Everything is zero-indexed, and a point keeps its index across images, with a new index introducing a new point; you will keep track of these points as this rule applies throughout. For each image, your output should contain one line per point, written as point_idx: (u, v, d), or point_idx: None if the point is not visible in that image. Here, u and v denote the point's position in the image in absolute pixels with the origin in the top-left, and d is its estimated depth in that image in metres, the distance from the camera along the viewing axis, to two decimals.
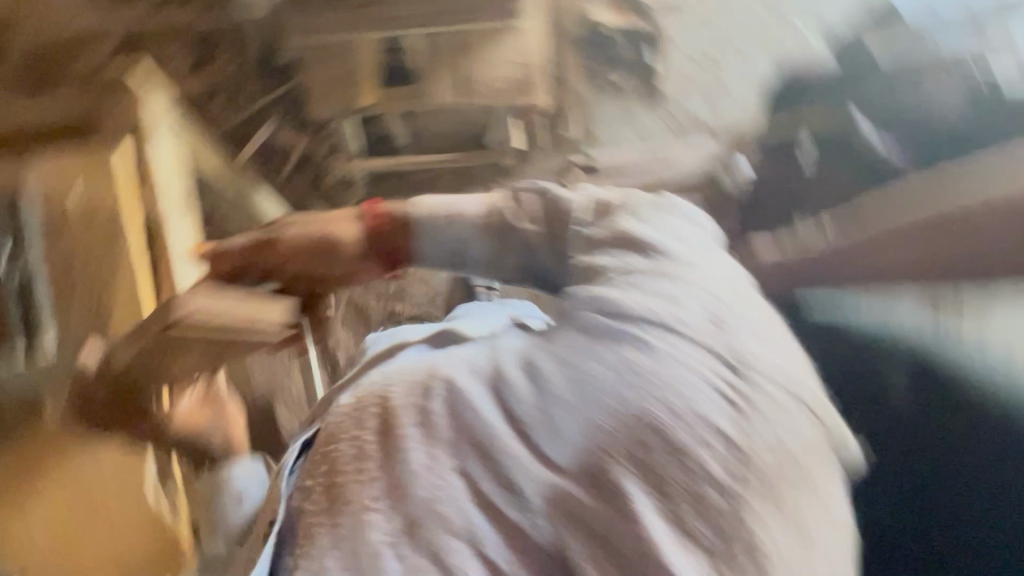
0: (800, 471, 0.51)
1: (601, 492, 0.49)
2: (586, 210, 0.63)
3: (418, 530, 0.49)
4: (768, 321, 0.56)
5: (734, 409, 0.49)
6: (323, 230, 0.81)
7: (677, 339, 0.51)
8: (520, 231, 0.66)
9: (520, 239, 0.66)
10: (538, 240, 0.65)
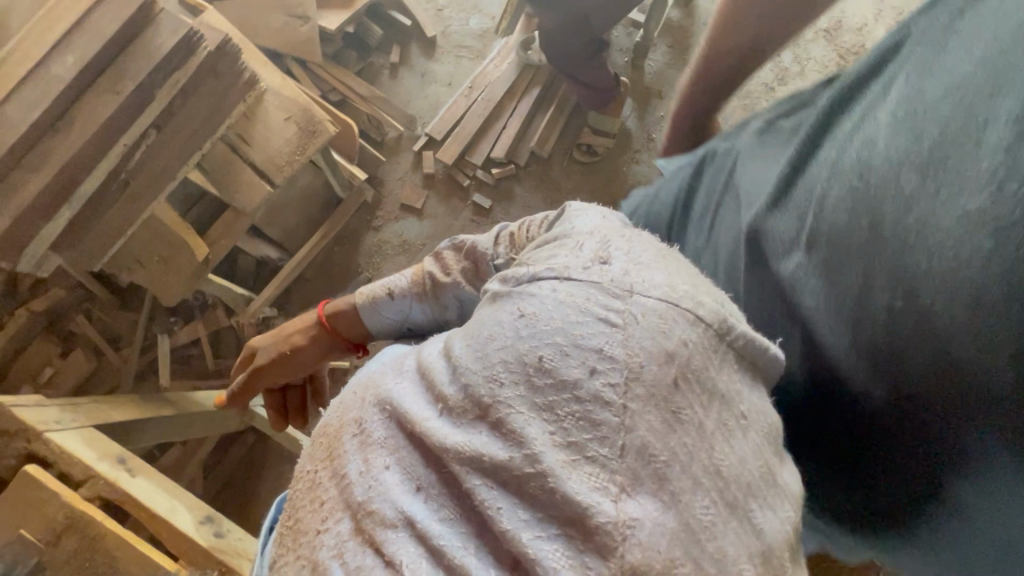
0: (709, 361, 0.41)
1: (532, 420, 0.39)
2: (499, 245, 0.63)
3: (365, 531, 0.40)
4: (652, 248, 0.48)
5: (619, 331, 0.41)
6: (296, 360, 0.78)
7: (571, 257, 0.47)
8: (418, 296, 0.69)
9: (453, 293, 0.66)
10: (470, 288, 0.65)
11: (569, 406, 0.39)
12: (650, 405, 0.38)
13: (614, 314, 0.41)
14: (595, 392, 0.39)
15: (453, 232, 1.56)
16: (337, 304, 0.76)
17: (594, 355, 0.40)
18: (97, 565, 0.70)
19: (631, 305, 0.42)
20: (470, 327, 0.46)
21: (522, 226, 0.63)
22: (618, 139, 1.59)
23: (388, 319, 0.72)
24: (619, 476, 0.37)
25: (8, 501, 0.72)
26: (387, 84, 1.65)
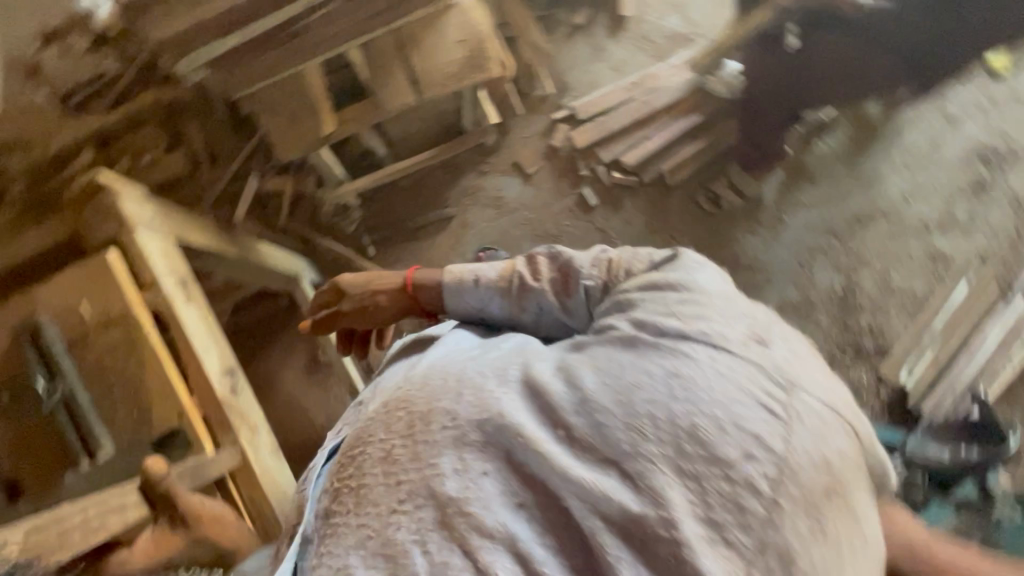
0: (853, 479, 0.42)
1: (674, 479, 0.39)
2: (594, 267, 0.62)
3: (455, 528, 0.40)
4: (795, 341, 0.48)
5: (778, 422, 0.40)
6: (382, 297, 0.79)
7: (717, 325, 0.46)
8: (499, 289, 0.68)
9: (535, 298, 0.65)
10: (554, 299, 0.64)
11: (716, 482, 0.38)
12: (799, 509, 0.38)
13: (774, 404, 0.41)
14: (746, 477, 0.38)
15: (548, 212, 1.54)
16: (422, 272, 0.77)
17: (752, 442, 0.39)
18: (132, 366, 0.75)
19: (793, 402, 0.41)
20: (599, 361, 0.46)
21: (625, 255, 0.62)
22: (748, 204, 1.51)
23: (466, 304, 0.70)
24: (752, 568, 0.37)
25: (85, 272, 0.76)
26: (558, 40, 1.58)
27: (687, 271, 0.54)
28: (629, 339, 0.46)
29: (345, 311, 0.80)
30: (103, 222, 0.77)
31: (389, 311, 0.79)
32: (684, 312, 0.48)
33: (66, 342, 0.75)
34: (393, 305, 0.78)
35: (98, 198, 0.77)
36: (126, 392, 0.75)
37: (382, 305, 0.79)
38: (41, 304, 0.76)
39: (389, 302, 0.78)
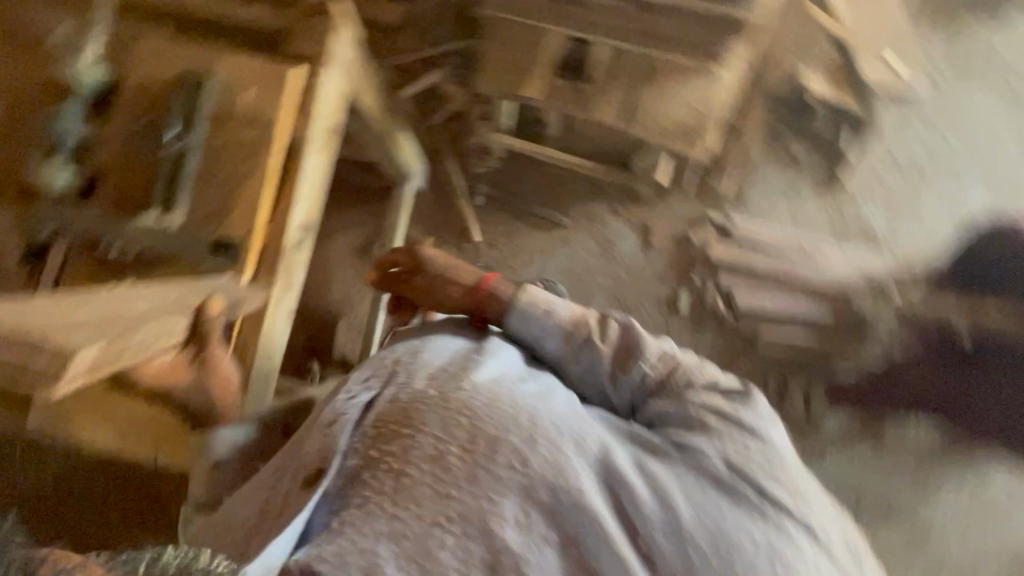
0: None
1: None
2: (657, 359, 0.69)
3: (505, 563, 0.52)
4: (836, 533, 0.58)
5: None
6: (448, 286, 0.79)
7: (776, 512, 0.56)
8: (568, 334, 0.70)
9: (596, 354, 0.69)
10: (611, 366, 0.69)
11: None
12: None
13: None
14: None
15: (638, 289, 1.49)
16: (499, 285, 0.76)
17: None
18: (240, 165, 0.77)
19: None
20: (679, 488, 0.56)
21: (685, 361, 0.69)
22: (806, 419, 1.43)
23: (527, 328, 0.72)
24: None
25: (264, 70, 0.79)
26: (771, 158, 1.49)
27: (763, 420, 0.63)
28: (712, 484, 0.56)
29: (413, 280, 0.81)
30: (310, 39, 0.81)
31: (449, 305, 0.78)
32: (750, 486, 0.57)
33: (209, 108, 0.78)
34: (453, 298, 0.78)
35: (322, 19, 0.81)
36: (221, 182, 0.77)
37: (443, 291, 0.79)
38: (215, 63, 0.79)
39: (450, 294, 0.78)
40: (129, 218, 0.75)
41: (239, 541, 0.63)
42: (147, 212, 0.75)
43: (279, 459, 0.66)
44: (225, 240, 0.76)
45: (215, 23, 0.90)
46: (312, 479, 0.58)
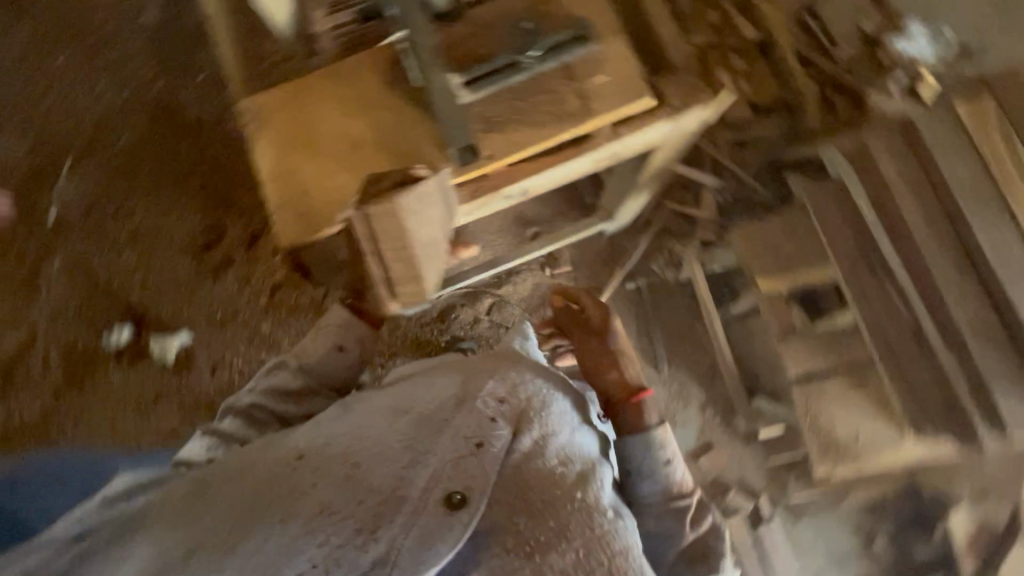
0: None
1: None
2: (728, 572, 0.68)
3: None
4: None
5: None
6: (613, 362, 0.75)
7: None
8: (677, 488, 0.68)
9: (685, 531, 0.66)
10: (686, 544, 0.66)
11: None
12: None
13: None
14: None
15: None
16: (649, 403, 0.72)
17: None
18: (541, 114, 0.80)
19: None
20: None
21: None
22: None
23: (647, 457, 0.69)
24: None
25: (627, 80, 0.81)
26: (851, 520, 1.38)
27: None
28: None
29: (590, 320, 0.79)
30: (679, 93, 0.83)
31: (595, 380, 0.75)
32: None
33: (567, 58, 0.80)
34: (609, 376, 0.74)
35: (703, 90, 0.83)
36: (517, 109, 0.80)
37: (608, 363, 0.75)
38: (606, 36, 0.82)
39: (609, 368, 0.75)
40: (437, 64, 0.78)
41: (300, 485, 0.49)
42: (452, 74, 0.78)
43: (386, 419, 0.55)
44: (469, 142, 0.76)
45: (632, 7, 0.93)
46: (449, 501, 0.48)
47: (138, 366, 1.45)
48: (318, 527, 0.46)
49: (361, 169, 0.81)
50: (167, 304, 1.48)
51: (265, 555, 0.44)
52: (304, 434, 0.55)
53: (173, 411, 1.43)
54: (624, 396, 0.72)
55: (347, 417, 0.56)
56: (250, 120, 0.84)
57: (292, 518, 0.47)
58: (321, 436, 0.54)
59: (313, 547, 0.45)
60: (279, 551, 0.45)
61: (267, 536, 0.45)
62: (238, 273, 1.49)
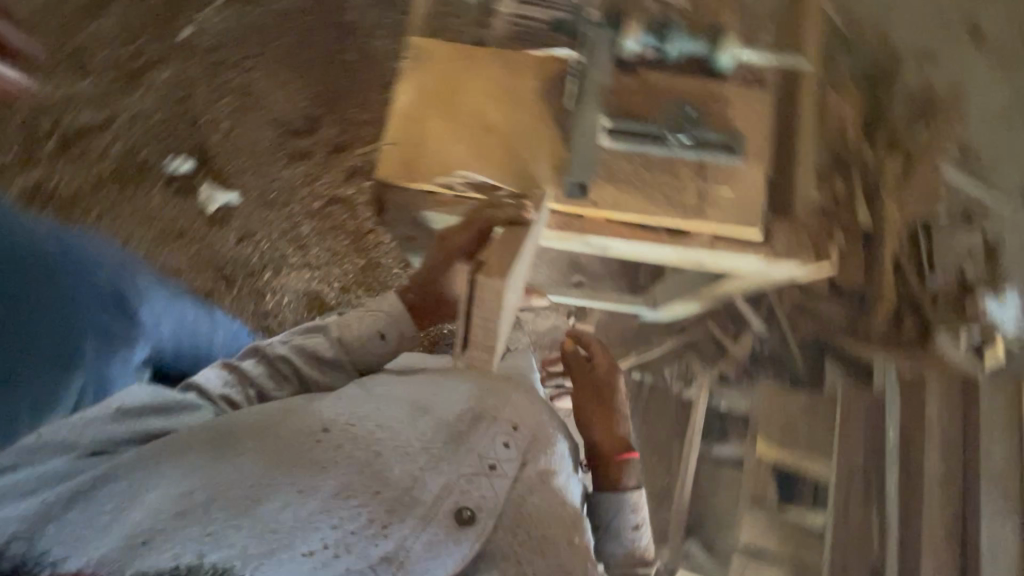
0: None
1: None
2: None
3: None
4: None
5: None
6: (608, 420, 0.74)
7: None
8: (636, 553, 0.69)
9: None
10: None
11: None
12: None
13: None
14: None
15: None
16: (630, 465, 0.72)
17: None
18: (658, 191, 0.82)
19: None
20: None
21: None
22: None
23: (614, 518, 0.70)
24: None
25: (744, 202, 0.82)
26: None
27: None
28: None
29: (596, 370, 0.78)
30: (786, 239, 0.84)
31: (584, 430, 0.74)
32: None
33: (708, 159, 0.82)
34: (600, 430, 0.73)
35: (808, 248, 0.84)
36: (640, 175, 0.82)
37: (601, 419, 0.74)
38: (750, 155, 0.83)
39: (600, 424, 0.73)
40: (597, 101, 0.80)
41: (320, 460, 0.48)
42: (603, 116, 0.81)
43: (407, 413, 0.53)
44: (586, 181, 0.80)
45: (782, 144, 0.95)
46: (459, 515, 0.49)
47: (177, 199, 1.48)
48: (337, 508, 0.47)
49: (480, 150, 0.84)
50: (233, 161, 1.52)
51: (282, 532, 0.45)
52: (326, 405, 0.53)
53: (183, 255, 1.46)
54: (607, 451, 0.72)
55: (370, 398, 0.54)
56: (414, 56, 0.88)
57: (311, 495, 0.47)
58: (345, 411, 0.52)
59: (328, 529, 0.46)
60: (297, 529, 0.46)
61: (285, 507, 0.46)
62: (308, 169, 1.53)
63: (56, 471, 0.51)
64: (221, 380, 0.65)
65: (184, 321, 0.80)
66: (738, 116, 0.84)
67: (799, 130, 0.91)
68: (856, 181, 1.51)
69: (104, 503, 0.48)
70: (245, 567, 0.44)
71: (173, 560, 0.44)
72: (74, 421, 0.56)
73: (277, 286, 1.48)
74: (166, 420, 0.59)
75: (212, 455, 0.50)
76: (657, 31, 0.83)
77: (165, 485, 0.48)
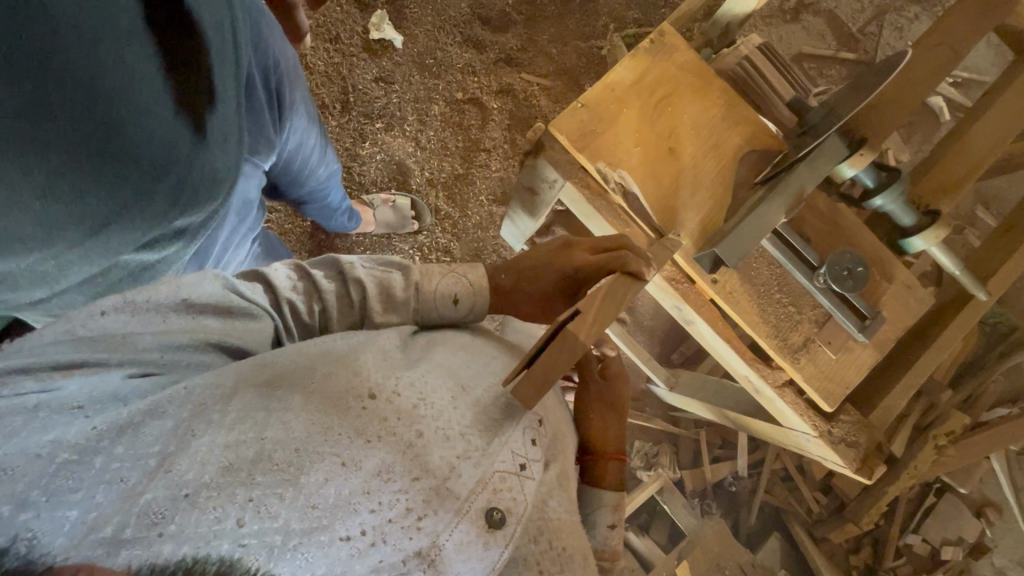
0: None
1: None
2: None
3: None
4: None
5: None
6: (610, 422, 0.82)
7: None
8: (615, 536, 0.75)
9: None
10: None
11: None
12: None
13: None
14: None
15: None
16: (619, 460, 0.79)
17: None
18: (772, 312, 0.80)
19: None
20: None
21: None
22: None
23: (591, 505, 0.75)
24: None
25: (837, 379, 0.79)
26: None
27: None
28: None
29: (604, 382, 0.85)
30: (846, 429, 0.81)
31: (584, 427, 0.81)
32: None
33: (842, 319, 0.77)
34: (601, 430, 0.81)
35: (860, 451, 0.81)
36: (768, 287, 0.80)
37: (603, 420, 0.82)
38: (875, 341, 0.80)
39: (601, 425, 0.81)
40: (785, 202, 0.73)
41: (365, 431, 0.50)
42: (781, 219, 0.75)
43: (451, 393, 0.59)
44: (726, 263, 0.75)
45: (900, 346, 0.91)
46: (489, 515, 0.51)
47: (352, 7, 1.47)
48: (378, 491, 0.47)
49: (651, 167, 0.81)
50: (417, 7, 1.49)
51: (323, 510, 0.43)
52: (370, 366, 0.57)
53: (324, 58, 1.46)
54: (602, 446, 0.79)
55: (411, 370, 0.59)
56: (656, 43, 0.84)
57: (354, 469, 0.47)
58: (386, 380, 0.56)
59: (367, 513, 0.45)
60: (337, 508, 0.44)
61: (328, 479, 0.45)
62: (472, 59, 1.50)
63: (106, 391, 0.45)
64: (289, 283, 0.67)
65: (304, 144, 0.87)
66: (888, 299, 0.80)
67: (935, 350, 0.86)
68: (916, 410, 1.46)
69: (150, 444, 0.42)
70: (286, 544, 0.40)
71: (210, 525, 0.39)
72: (139, 300, 0.53)
73: (379, 140, 1.47)
74: (222, 323, 0.57)
75: (262, 404, 0.48)
76: (880, 178, 0.78)
77: (213, 433, 0.44)
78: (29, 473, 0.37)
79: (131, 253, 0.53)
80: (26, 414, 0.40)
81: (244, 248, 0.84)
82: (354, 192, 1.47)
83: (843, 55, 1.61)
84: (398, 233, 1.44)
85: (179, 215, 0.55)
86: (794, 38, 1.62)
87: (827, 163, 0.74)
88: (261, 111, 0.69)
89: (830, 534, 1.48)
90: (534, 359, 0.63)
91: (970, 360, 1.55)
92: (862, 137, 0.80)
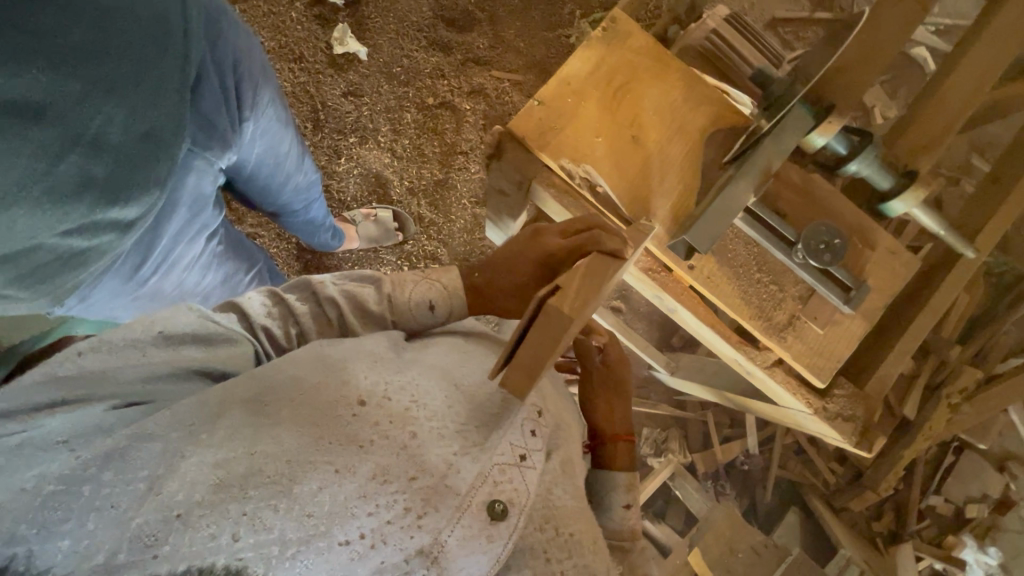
0: None
1: None
2: None
3: None
4: None
5: None
6: (614, 407, 0.81)
7: None
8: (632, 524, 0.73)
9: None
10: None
11: None
12: None
13: None
14: None
15: None
16: (627, 443, 0.78)
17: None
18: (754, 293, 0.78)
19: None
20: None
21: None
22: None
23: (600, 491, 0.74)
24: None
25: (828, 353, 0.78)
26: None
27: None
28: None
29: (605, 372, 0.83)
30: (840, 403, 0.80)
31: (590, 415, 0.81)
32: None
33: (823, 292, 0.76)
34: (605, 416, 0.80)
35: (858, 424, 0.79)
36: (748, 267, 0.78)
37: (607, 405, 0.81)
38: (864, 308, 0.78)
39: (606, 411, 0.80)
40: (752, 181, 0.72)
41: (357, 437, 0.49)
42: (751, 198, 0.73)
43: (444, 391, 0.58)
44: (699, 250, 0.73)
45: (893, 311, 0.89)
46: (492, 508, 0.50)
47: (314, 25, 1.47)
48: (374, 495, 0.46)
49: (616, 156, 0.80)
50: (378, 16, 1.48)
51: (319, 517, 0.43)
52: (359, 371, 0.55)
53: (290, 79, 1.46)
54: (608, 432, 0.79)
55: (400, 373, 0.57)
56: (609, 30, 0.82)
57: (349, 475, 0.46)
58: (375, 383, 0.54)
59: (364, 517, 0.45)
60: (334, 514, 0.44)
61: (323, 488, 0.45)
62: (439, 62, 1.48)
63: (91, 423, 0.44)
64: (264, 310, 0.66)
65: (277, 150, 0.86)
66: (872, 266, 0.78)
67: (928, 310, 0.84)
68: (925, 369, 1.43)
69: (138, 468, 0.41)
70: (280, 556, 0.41)
71: (204, 543, 0.40)
72: (115, 339, 0.53)
73: (355, 154, 1.47)
74: (202, 352, 0.57)
75: (250, 420, 0.47)
76: (852, 143, 0.76)
77: (202, 452, 0.43)
78: (15, 509, 0.38)
79: (54, 242, 0.51)
80: (9, 453, 0.40)
81: (198, 245, 0.81)
82: (335, 210, 1.47)
83: (819, 15, 1.57)
84: (383, 245, 1.44)
85: (100, 208, 0.52)
86: (766, 3, 1.58)
87: (793, 139, 0.71)
88: (212, 108, 0.66)
89: (849, 500, 1.47)
90: (513, 351, 0.59)
91: (978, 313, 1.51)
92: (830, 103, 0.78)
